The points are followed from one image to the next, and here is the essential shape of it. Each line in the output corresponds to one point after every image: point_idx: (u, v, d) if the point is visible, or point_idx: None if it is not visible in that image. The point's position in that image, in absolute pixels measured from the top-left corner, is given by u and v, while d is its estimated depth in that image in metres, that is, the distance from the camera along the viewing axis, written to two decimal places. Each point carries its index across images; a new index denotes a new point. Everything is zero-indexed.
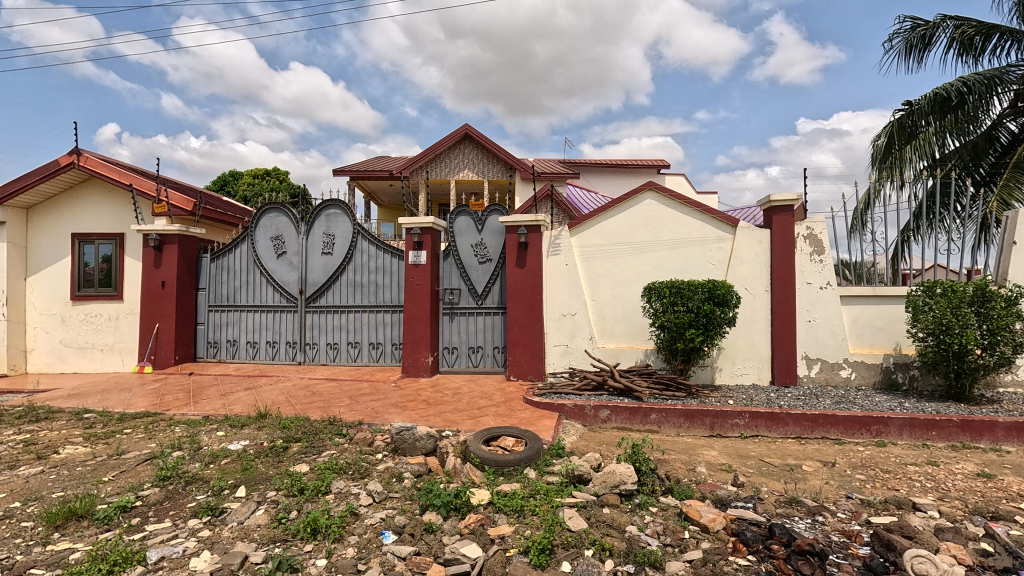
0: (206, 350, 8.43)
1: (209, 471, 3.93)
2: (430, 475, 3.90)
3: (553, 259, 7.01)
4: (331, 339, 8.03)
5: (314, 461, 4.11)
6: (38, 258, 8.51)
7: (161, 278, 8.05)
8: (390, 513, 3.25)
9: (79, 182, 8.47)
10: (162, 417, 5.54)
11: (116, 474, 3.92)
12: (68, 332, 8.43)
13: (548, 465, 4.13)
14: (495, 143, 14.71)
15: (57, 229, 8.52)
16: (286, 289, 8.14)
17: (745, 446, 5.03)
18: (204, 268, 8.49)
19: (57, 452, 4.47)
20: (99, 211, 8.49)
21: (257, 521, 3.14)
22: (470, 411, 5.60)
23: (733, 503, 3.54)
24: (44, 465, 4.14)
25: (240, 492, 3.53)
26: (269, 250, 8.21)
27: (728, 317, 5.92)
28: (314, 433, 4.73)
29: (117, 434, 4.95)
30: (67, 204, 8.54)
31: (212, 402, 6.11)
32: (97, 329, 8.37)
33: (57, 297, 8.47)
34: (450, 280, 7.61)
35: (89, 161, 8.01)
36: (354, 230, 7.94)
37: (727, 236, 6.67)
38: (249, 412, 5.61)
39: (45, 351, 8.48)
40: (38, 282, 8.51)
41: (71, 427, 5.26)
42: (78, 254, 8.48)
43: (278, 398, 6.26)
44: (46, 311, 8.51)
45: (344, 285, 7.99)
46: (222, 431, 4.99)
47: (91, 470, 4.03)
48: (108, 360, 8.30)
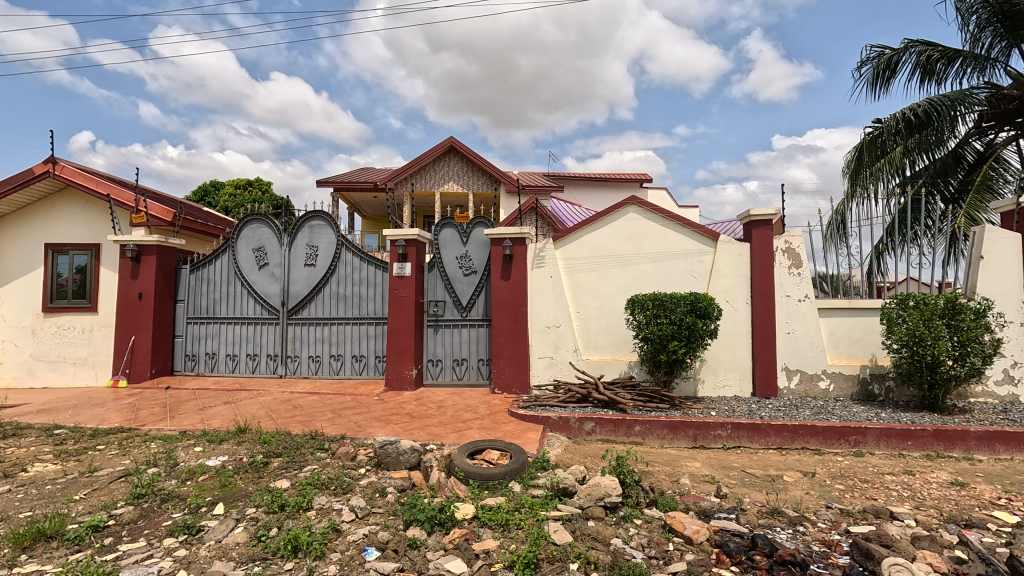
0: (184, 363, 8.25)
1: (186, 488, 3.84)
2: (414, 489, 3.88)
3: (538, 271, 7.06)
4: (313, 352, 7.93)
5: (295, 476, 4.04)
6: (9, 269, 8.28)
7: (139, 290, 7.89)
8: (374, 529, 3.21)
9: (54, 192, 8.30)
10: (137, 433, 5.38)
11: (88, 493, 3.80)
12: (39, 345, 8.18)
13: (533, 478, 4.12)
14: (480, 156, 14.81)
15: (30, 239, 8.30)
16: (267, 301, 8.03)
17: (728, 457, 5.09)
18: (183, 280, 8.34)
19: (26, 471, 4.31)
20: (75, 222, 8.31)
21: (235, 539, 3.07)
22: (455, 425, 5.56)
23: (716, 514, 3.57)
24: (11, 484, 3.99)
25: (218, 509, 3.45)
26: (250, 262, 8.12)
27: (710, 329, 6.00)
28: (295, 448, 4.65)
29: (90, 451, 4.81)
30: (40, 214, 8.34)
31: (190, 417, 5.96)
32: (69, 343, 8.13)
33: (28, 309, 8.23)
34: (434, 292, 7.60)
35: (65, 170, 7.84)
36: (337, 242, 7.90)
37: (708, 249, 6.79)
38: (228, 427, 5.48)
39: (13, 365, 8.20)
40: (8, 293, 8.26)
41: (40, 444, 5.08)
42: (51, 265, 8.26)
43: (258, 412, 6.14)
44: (15, 323, 8.25)
45: (327, 297, 7.92)
46: (199, 447, 4.87)
47: (61, 489, 3.90)
48: (81, 374, 8.06)
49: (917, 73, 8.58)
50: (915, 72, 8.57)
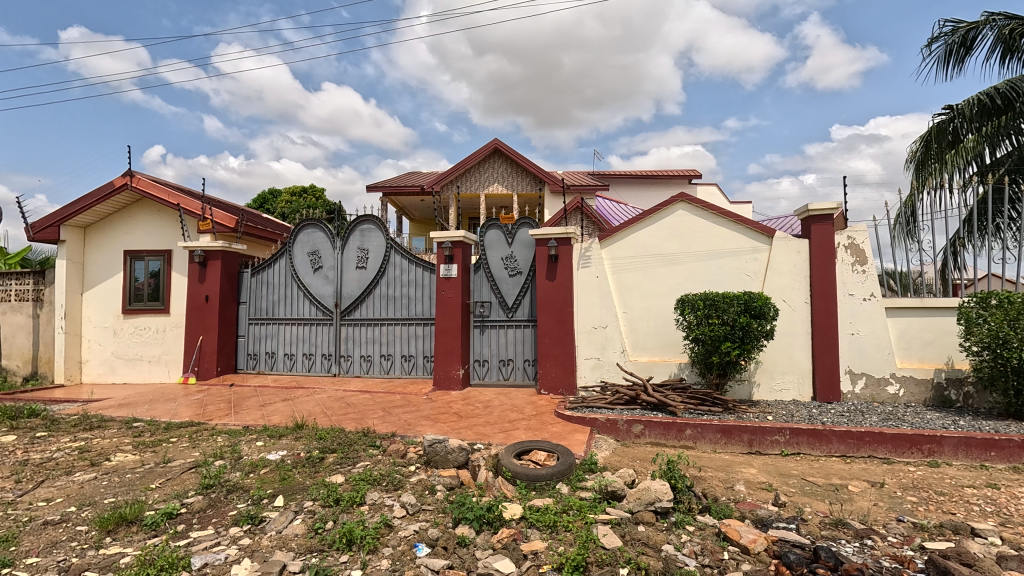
0: (246, 362, 8.72)
1: (250, 480, 4.05)
2: (462, 488, 3.92)
3: (584, 271, 6.99)
4: (365, 352, 8.19)
5: (349, 472, 4.19)
6: (94, 274, 9.02)
7: (206, 292, 8.41)
8: (424, 526, 3.27)
9: (131, 202, 8.97)
10: (205, 427, 5.74)
11: (163, 482, 4.08)
12: (119, 344, 8.86)
13: (581, 480, 4.07)
14: (524, 156, 14.79)
15: (111, 247, 9.02)
16: (321, 302, 8.36)
17: (786, 464, 4.86)
18: (245, 283, 8.80)
19: (109, 460, 4.68)
20: (150, 230, 8.95)
21: (294, 531, 3.21)
22: (502, 425, 5.59)
23: (775, 523, 3.42)
24: (98, 472, 4.35)
25: (278, 501, 3.62)
26: (306, 265, 8.47)
27: (765, 330, 5.75)
28: (349, 445, 4.82)
29: (164, 442, 5.16)
30: (119, 223, 9.04)
31: (252, 413, 6.29)
32: (145, 342, 8.77)
33: (110, 311, 8.93)
34: (480, 293, 7.67)
35: (141, 182, 8.48)
36: (387, 244, 8.12)
37: (763, 247, 6.51)
38: (287, 423, 5.75)
39: (98, 362, 8.93)
40: (93, 296, 9.01)
41: (121, 436, 5.51)
42: (129, 270, 8.93)
43: (314, 409, 6.40)
44: (99, 324, 8.98)
45: (377, 298, 8.16)
46: (261, 441, 5.13)
47: (140, 477, 4.21)
48: (155, 371, 8.68)
49: (997, 50, 7.90)
50: (995, 49, 7.90)
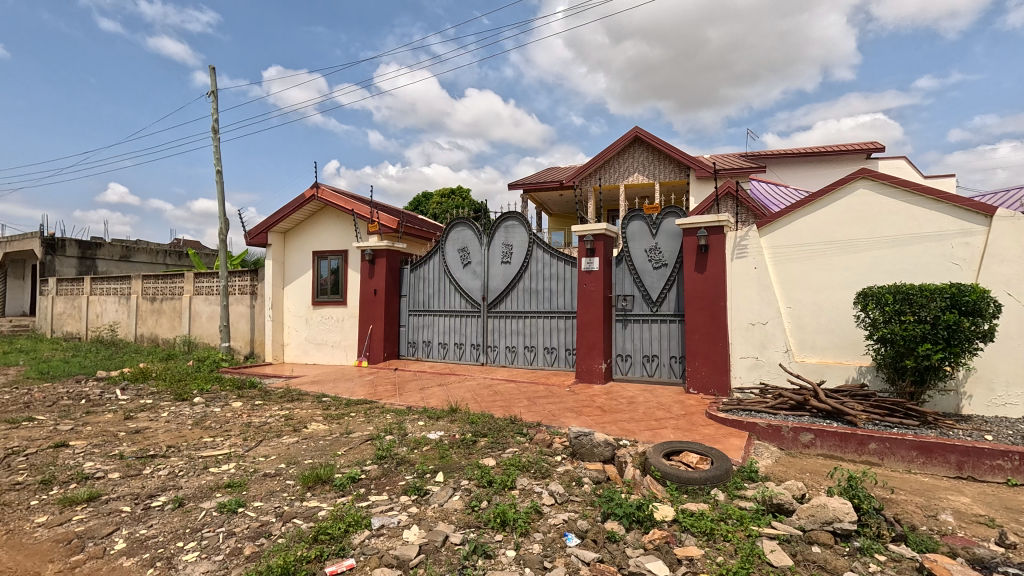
0: (407, 349, 9.68)
1: (415, 455, 4.50)
2: (609, 483, 3.88)
3: (739, 262, 6.43)
4: (509, 343, 8.54)
5: (500, 456, 4.41)
6: (291, 271, 10.78)
7: (374, 287, 9.52)
8: (572, 516, 3.31)
9: (317, 210, 10.52)
10: (377, 405, 6.51)
11: (347, 450, 4.73)
12: (310, 331, 10.48)
13: (740, 488, 3.76)
14: (667, 143, 14.04)
15: (303, 249, 10.68)
16: (470, 295, 8.92)
17: (1015, 497, 3.92)
18: (405, 278, 9.77)
19: (306, 427, 5.58)
20: (331, 233, 10.41)
21: (454, 505, 3.48)
22: (648, 422, 5.40)
23: (1001, 568, 2.78)
24: (299, 437, 5.20)
25: (439, 477, 3.96)
26: (457, 261, 9.10)
27: (982, 330, 4.69)
28: (498, 430, 5.08)
29: (346, 416, 5.99)
30: (309, 228, 10.66)
31: (413, 395, 6.97)
32: (329, 329, 10.24)
33: (303, 302, 10.60)
34: (623, 286, 7.50)
35: (324, 193, 9.89)
36: (530, 239, 8.35)
37: (979, 229, 5.32)
38: (443, 406, 6.26)
39: (295, 345, 10.68)
40: (291, 290, 10.78)
41: (314, 408, 6.52)
42: (316, 268, 10.49)
43: (466, 395, 6.87)
44: (295, 313, 10.71)
45: (521, 292, 8.45)
46: (422, 421, 5.67)
47: (330, 444, 4.93)
48: (336, 354, 10.10)
49: None
50: None
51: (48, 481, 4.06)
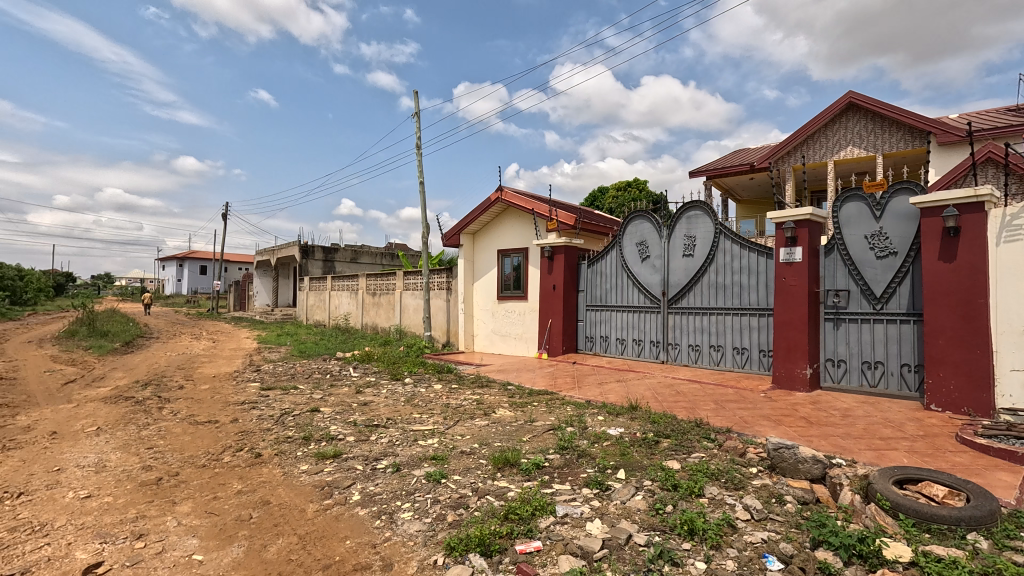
0: (585, 343, 9.80)
1: (595, 449, 4.54)
2: (819, 506, 3.38)
3: (1009, 246, 4.97)
4: (693, 341, 8.03)
5: (685, 460, 4.18)
6: (479, 269, 11.79)
7: (553, 282, 9.85)
8: (773, 537, 2.96)
9: (501, 211, 11.29)
10: (557, 396, 6.74)
11: (531, 437, 5.00)
12: (496, 323, 11.33)
13: (1014, 538, 2.91)
14: (894, 106, 11.53)
15: (489, 247, 11.58)
16: (649, 290, 8.62)
17: None
18: (582, 273, 9.89)
19: (495, 413, 6.05)
20: (514, 232, 11.06)
21: (637, 506, 3.41)
22: (871, 441, 4.55)
23: None
24: (489, 420, 5.68)
25: (621, 474, 3.93)
26: (635, 255, 8.88)
27: None
28: (682, 433, 4.82)
29: (530, 405, 6.33)
30: (494, 228, 11.51)
31: (592, 389, 7.03)
32: (512, 322, 10.93)
33: (489, 297, 11.49)
34: (833, 280, 6.44)
35: (507, 195, 10.56)
36: (716, 230, 7.71)
37: None
38: (623, 403, 6.18)
39: (483, 336, 11.66)
40: (479, 286, 11.78)
41: (501, 395, 7.04)
42: (501, 265, 11.28)
43: (646, 393, 6.67)
44: (483, 307, 11.68)
45: (705, 287, 7.86)
46: (602, 416, 5.68)
47: (516, 430, 5.28)
48: (519, 346, 10.73)
49: None
50: None
51: (308, 437, 5.16)
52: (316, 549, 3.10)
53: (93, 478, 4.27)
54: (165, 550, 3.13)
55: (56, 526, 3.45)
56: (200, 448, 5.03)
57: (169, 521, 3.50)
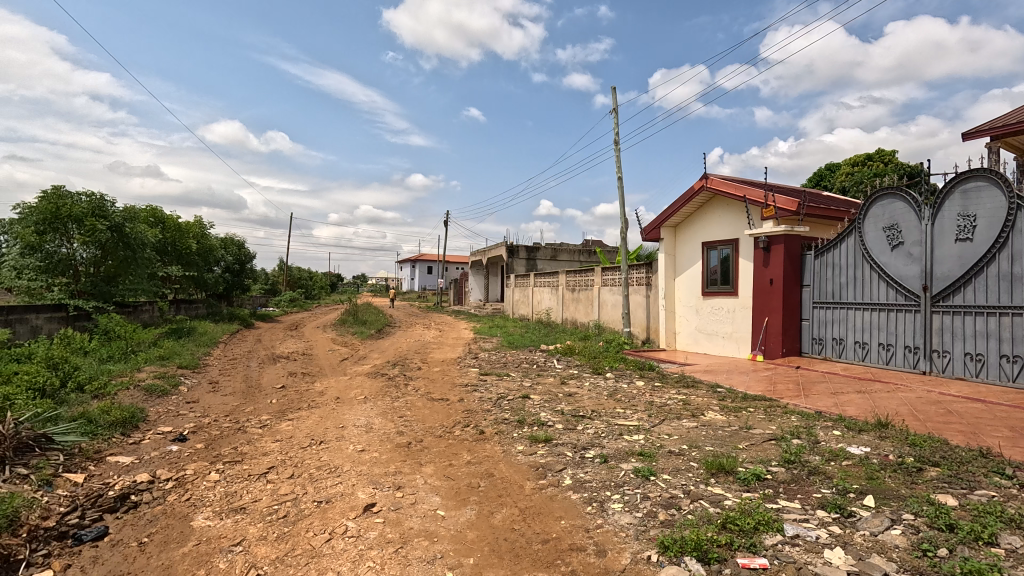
0: (812, 346, 8.53)
1: (832, 468, 3.92)
2: None
3: None
4: (972, 349, 6.31)
5: (965, 496, 3.32)
6: (682, 263, 11.22)
7: (770, 276, 8.81)
8: None
9: (707, 201, 10.54)
10: (778, 403, 6.02)
11: (749, 445, 4.58)
12: (701, 321, 10.63)
13: None
14: None
15: (693, 240, 10.91)
16: (903, 285, 7.05)
17: None
18: (808, 265, 8.61)
19: (704, 415, 5.71)
20: (722, 223, 10.19)
21: (895, 541, 2.84)
22: None
23: None
24: (698, 423, 5.38)
25: (868, 501, 3.32)
26: (882, 242, 7.36)
27: None
28: (959, 462, 3.83)
29: (745, 410, 5.79)
30: (698, 220, 10.80)
31: (824, 399, 6.08)
32: (720, 319, 10.12)
33: (693, 292, 10.84)
34: None
35: (714, 182, 9.82)
36: (1011, 205, 5.89)
37: None
38: (866, 418, 5.20)
39: (686, 334, 11.07)
40: (682, 281, 11.21)
41: (710, 397, 6.60)
42: (706, 258, 10.53)
43: (901, 408, 5.49)
44: (686, 303, 11.07)
45: (994, 279, 6.09)
46: (838, 430, 4.88)
47: (730, 436, 4.89)
48: (728, 345, 9.89)
49: None
50: None
51: (521, 421, 5.63)
52: (535, 524, 3.38)
53: (364, 436, 5.40)
54: (417, 501, 3.79)
55: (344, 469, 4.46)
56: (437, 421, 5.92)
57: (419, 479, 4.21)
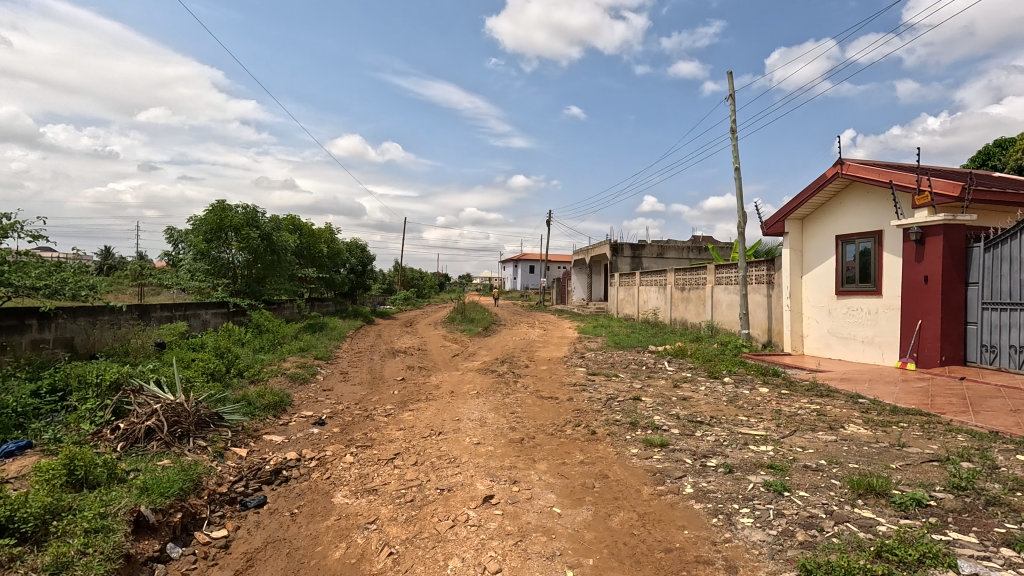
0: (981, 354, 7.28)
1: (1019, 499, 3.30)
2: None
3: None
4: None
5: None
6: (811, 259, 10.18)
7: (924, 273, 7.69)
8: None
9: (842, 189, 9.44)
10: (939, 420, 5.21)
11: (903, 465, 4.01)
12: (834, 323, 9.55)
13: None
14: None
15: (824, 234, 9.84)
16: None
17: None
18: (975, 259, 7.34)
19: (844, 428, 5.12)
20: (861, 212, 9.06)
21: None
22: None
23: None
24: (837, 436, 4.84)
25: None
26: None
27: None
28: None
29: (895, 425, 5.10)
30: (831, 210, 9.72)
31: (1001, 417, 5.14)
32: (858, 322, 9.02)
33: (825, 291, 9.78)
34: None
35: (851, 168, 8.76)
36: None
37: None
38: None
39: (816, 337, 10.03)
40: (810, 279, 10.16)
41: (850, 409, 5.91)
42: (841, 253, 9.44)
43: None
44: (815, 303, 10.03)
45: None
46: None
47: (878, 453, 4.33)
48: (869, 351, 8.79)
49: None
50: None
51: (634, 423, 5.47)
52: (656, 531, 3.27)
53: (479, 430, 5.61)
54: (532, 497, 3.85)
55: (462, 461, 4.67)
56: (547, 419, 5.97)
57: (533, 475, 4.28)
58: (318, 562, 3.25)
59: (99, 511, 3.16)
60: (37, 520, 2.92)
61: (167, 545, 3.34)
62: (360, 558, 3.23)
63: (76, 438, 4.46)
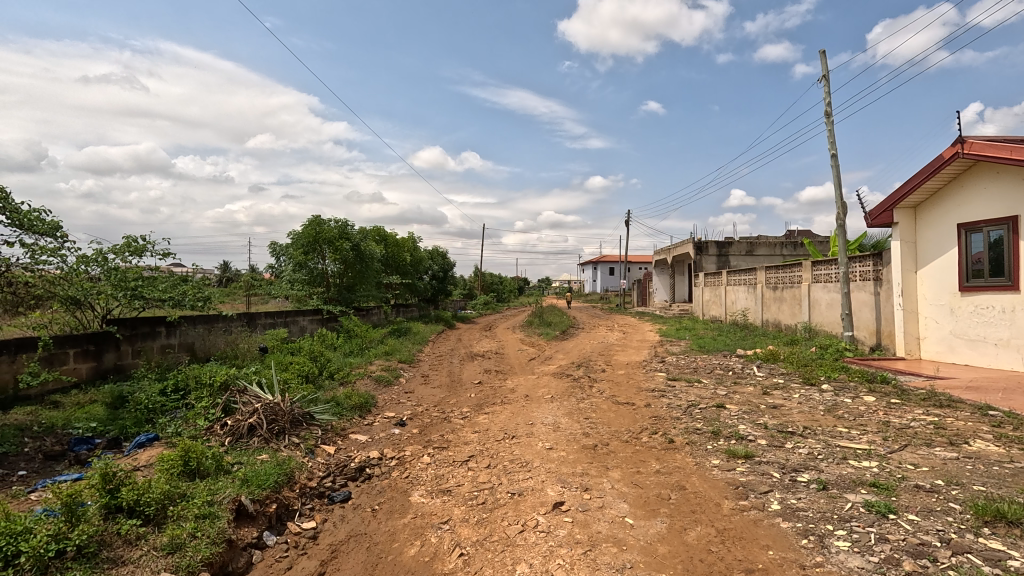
0: None
1: None
2: None
3: None
4: None
5: None
6: (927, 251, 9.01)
7: None
8: None
9: (965, 170, 8.29)
10: None
11: None
12: (958, 323, 8.38)
13: None
14: None
15: (943, 222, 8.68)
16: None
17: None
18: None
19: (969, 444, 4.47)
20: (990, 196, 7.91)
21: None
22: None
23: None
24: (960, 453, 4.23)
25: None
26: None
27: None
28: None
29: None
30: (952, 195, 8.57)
31: None
32: (990, 322, 7.85)
33: (945, 288, 8.60)
34: None
35: (975, 146, 7.67)
36: None
37: None
38: None
39: (935, 339, 8.86)
40: (927, 273, 8.98)
41: (978, 422, 5.15)
42: (967, 244, 8.27)
43: None
44: (934, 301, 8.85)
45: None
46: None
47: (1012, 475, 3.73)
48: (1005, 356, 7.64)
49: None
50: None
51: (716, 433, 5.16)
52: (736, 549, 3.05)
53: (552, 435, 5.57)
54: (604, 506, 3.75)
55: (534, 466, 4.67)
56: (623, 425, 5.81)
57: (606, 483, 4.18)
58: (394, 557, 3.40)
59: (208, 498, 3.53)
60: (159, 504, 3.33)
61: (264, 533, 3.66)
62: (433, 557, 3.33)
63: (193, 432, 5.03)
